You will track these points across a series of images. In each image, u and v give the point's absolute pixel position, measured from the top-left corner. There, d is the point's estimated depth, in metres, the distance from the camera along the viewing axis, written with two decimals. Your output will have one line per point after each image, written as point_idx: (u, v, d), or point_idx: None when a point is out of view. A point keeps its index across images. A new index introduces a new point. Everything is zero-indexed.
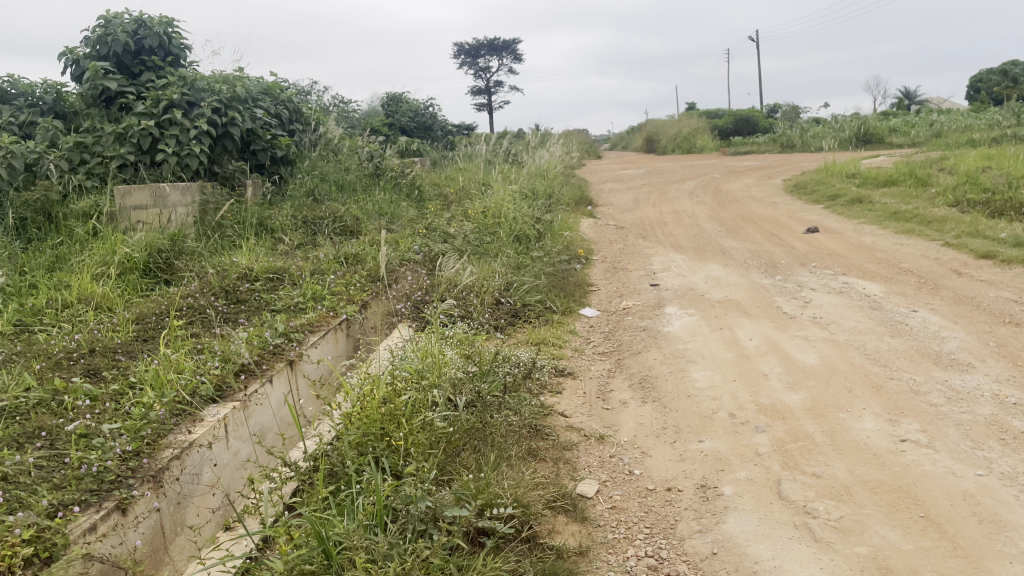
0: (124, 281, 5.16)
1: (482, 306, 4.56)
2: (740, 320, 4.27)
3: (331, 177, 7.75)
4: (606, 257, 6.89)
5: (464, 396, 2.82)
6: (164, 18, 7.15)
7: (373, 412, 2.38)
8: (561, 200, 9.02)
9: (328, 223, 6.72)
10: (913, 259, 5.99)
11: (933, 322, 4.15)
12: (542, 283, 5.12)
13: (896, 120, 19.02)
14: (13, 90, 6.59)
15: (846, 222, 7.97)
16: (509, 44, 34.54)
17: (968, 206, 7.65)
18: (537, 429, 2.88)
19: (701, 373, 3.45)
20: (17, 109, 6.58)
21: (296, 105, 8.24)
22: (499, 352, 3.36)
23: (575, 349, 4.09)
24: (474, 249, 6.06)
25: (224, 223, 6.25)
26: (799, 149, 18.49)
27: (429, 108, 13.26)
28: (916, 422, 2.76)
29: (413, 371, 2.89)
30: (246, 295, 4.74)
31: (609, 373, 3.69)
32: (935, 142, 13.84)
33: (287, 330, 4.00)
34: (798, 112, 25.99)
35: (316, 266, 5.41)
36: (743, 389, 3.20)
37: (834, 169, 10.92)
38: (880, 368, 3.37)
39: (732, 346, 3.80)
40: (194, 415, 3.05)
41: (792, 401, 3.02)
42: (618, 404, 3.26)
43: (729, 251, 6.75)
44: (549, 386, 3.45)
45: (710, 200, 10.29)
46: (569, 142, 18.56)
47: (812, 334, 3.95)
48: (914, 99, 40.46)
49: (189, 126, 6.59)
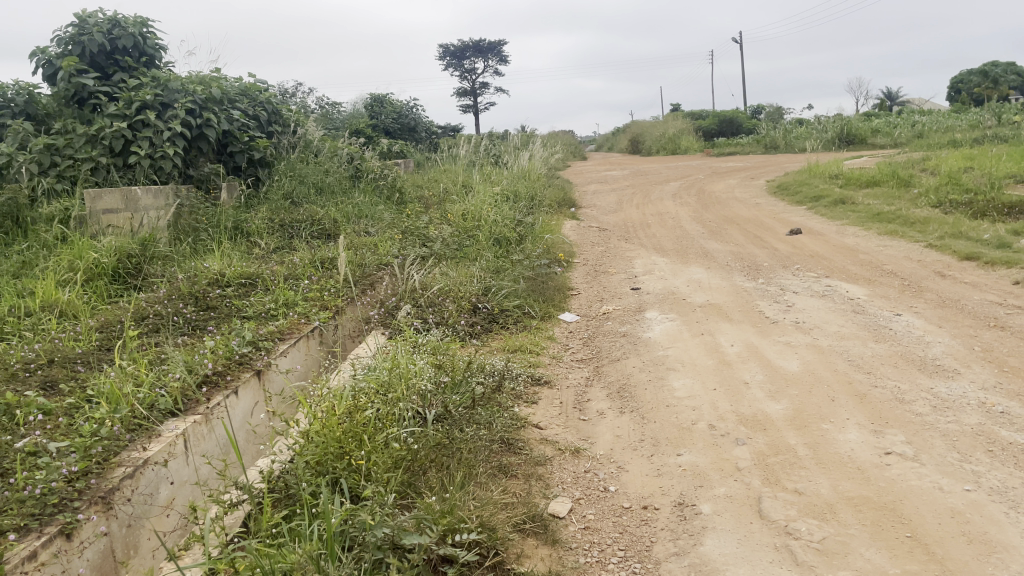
0: (91, 287, 4.99)
1: (459, 312, 4.44)
2: (721, 326, 4.17)
3: (310, 179, 7.59)
4: (588, 260, 6.78)
5: (432, 409, 2.72)
6: (138, 18, 6.98)
7: (333, 430, 2.28)
8: (544, 203, 8.91)
9: (305, 225, 6.57)
10: (897, 261, 5.92)
11: (917, 326, 4.07)
12: (521, 288, 5.00)
13: (879, 121, 19.06)
14: None
15: (829, 224, 7.91)
16: (495, 45, 34.49)
17: (951, 207, 7.61)
18: (509, 443, 2.76)
19: (680, 381, 3.35)
20: None
21: (273, 106, 8.09)
22: (473, 362, 3.24)
23: (553, 357, 3.97)
24: (453, 254, 5.94)
25: (197, 227, 6.09)
26: (783, 150, 18.49)
27: (413, 109, 13.12)
28: (901, 433, 2.66)
29: (379, 384, 2.78)
30: (216, 301, 4.59)
31: (587, 382, 3.58)
32: (918, 142, 13.84)
33: (255, 338, 3.87)
34: (782, 114, 26.08)
35: (291, 271, 5.27)
36: (723, 398, 3.10)
37: (818, 170, 10.87)
38: (864, 375, 3.28)
39: (713, 353, 3.70)
40: (151, 431, 2.92)
41: (773, 411, 2.92)
42: (595, 415, 3.15)
43: (712, 253, 6.66)
44: (524, 397, 3.34)
45: (693, 201, 10.21)
46: (554, 143, 18.45)
47: (794, 339, 3.86)
48: (895, 100, 40.73)
49: (162, 128, 6.42)
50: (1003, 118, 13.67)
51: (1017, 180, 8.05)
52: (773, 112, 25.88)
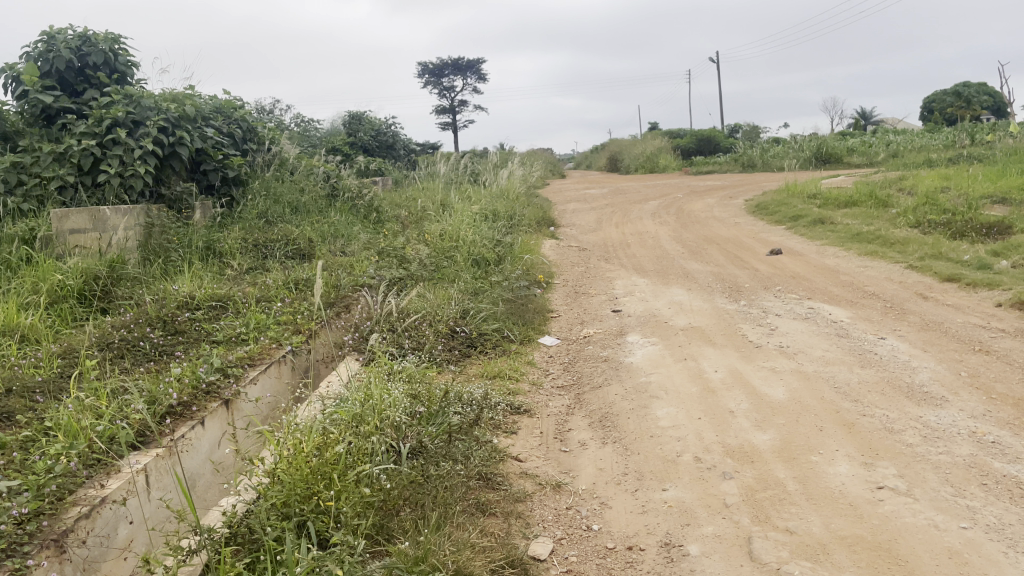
0: (55, 310, 4.82)
1: (436, 336, 4.32)
2: (704, 350, 4.09)
3: (285, 198, 7.45)
4: (568, 281, 6.70)
5: (407, 443, 2.60)
6: (109, 34, 6.84)
7: (300, 469, 2.15)
8: (523, 221, 8.83)
9: (279, 245, 6.42)
10: (878, 282, 5.89)
11: (901, 351, 4.01)
12: (500, 310, 4.89)
13: (854, 140, 19.23)
14: None
15: (809, 244, 7.88)
16: (474, 64, 34.60)
17: (929, 228, 7.61)
18: (487, 479, 2.65)
19: (664, 410, 3.24)
20: None
21: (249, 124, 7.99)
22: (450, 391, 3.12)
23: (532, 383, 3.86)
24: (430, 276, 5.82)
25: (168, 247, 5.93)
26: (760, 168, 18.58)
27: (392, 127, 13.04)
28: (892, 466, 2.58)
29: (351, 418, 2.65)
30: (185, 325, 4.44)
31: (568, 410, 3.47)
32: (893, 162, 13.95)
33: (223, 365, 3.74)
34: (758, 133, 26.32)
35: (263, 293, 5.13)
36: (708, 428, 3.00)
37: (796, 190, 10.88)
38: (851, 403, 3.20)
39: (697, 379, 3.61)
40: (111, 467, 2.77)
41: (760, 442, 2.83)
42: (577, 446, 3.04)
43: (693, 273, 6.60)
44: (503, 427, 3.22)
45: (673, 221, 10.18)
46: (532, 162, 18.46)
47: (779, 365, 3.78)
48: (869, 120, 41.30)
49: (133, 146, 6.27)
50: (976, 139, 13.82)
51: (994, 200, 8.08)
52: (749, 132, 25.88)
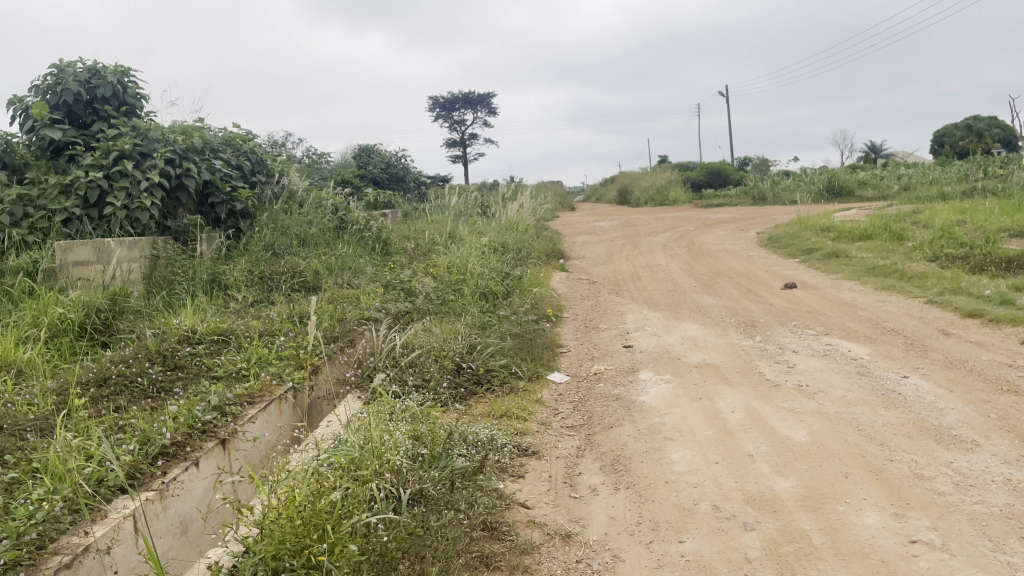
0: (54, 344, 4.73)
1: (441, 372, 4.18)
2: (720, 389, 3.93)
3: (293, 230, 7.36)
4: (577, 314, 6.57)
5: (408, 489, 2.47)
6: (118, 67, 6.83)
7: (292, 521, 2.04)
8: (532, 253, 8.73)
9: (285, 278, 6.31)
10: (896, 318, 5.73)
11: (926, 391, 3.84)
12: (507, 345, 4.75)
13: (866, 173, 19.13)
14: None
15: (824, 278, 7.73)
16: (485, 98, 34.89)
17: (946, 261, 7.45)
18: (492, 529, 2.50)
19: (679, 453, 3.09)
20: None
21: (257, 156, 8.00)
22: (454, 432, 2.98)
23: (541, 423, 3.71)
24: (437, 310, 5.71)
25: (173, 279, 5.85)
26: (771, 202, 18.47)
27: (401, 159, 13.05)
28: (925, 517, 2.42)
29: (348, 462, 2.53)
30: (185, 359, 4.33)
31: (577, 453, 3.31)
32: (906, 194, 13.86)
33: (221, 403, 3.63)
34: (769, 167, 26.31)
35: (267, 327, 5.02)
36: (726, 473, 2.85)
37: (809, 222, 10.75)
38: (876, 447, 3.04)
39: (712, 420, 3.46)
40: (97, 512, 2.64)
41: (782, 489, 2.68)
42: (588, 492, 2.88)
43: (706, 308, 6.46)
44: (510, 471, 3.07)
45: (684, 254, 10.05)
46: (542, 194, 18.46)
47: (798, 405, 3.61)
48: (879, 153, 41.34)
49: (140, 178, 6.21)
50: (989, 172, 13.70)
51: (1012, 234, 7.92)
52: (759, 167, 25.95)
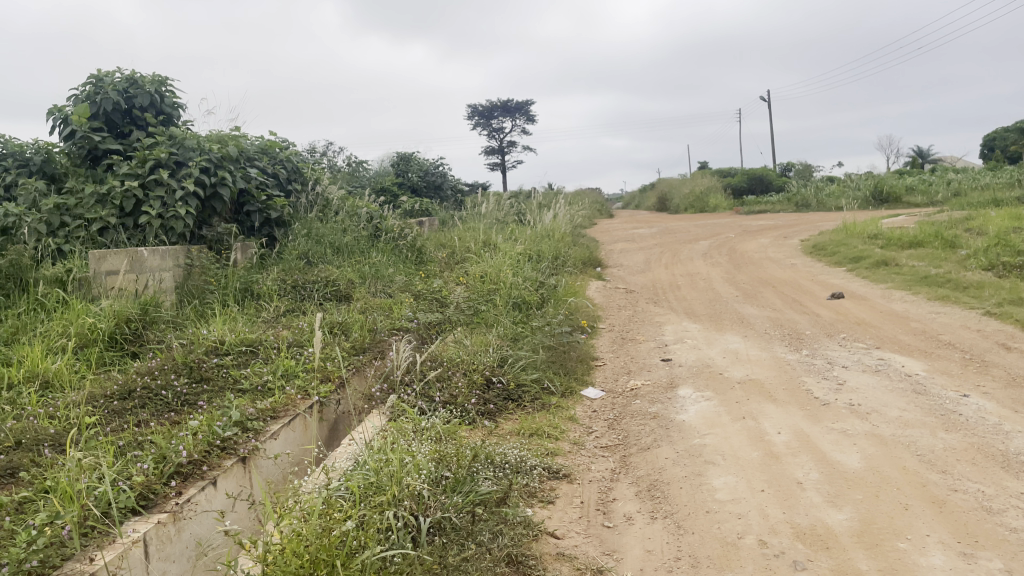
0: (84, 355, 4.66)
1: (470, 387, 4.01)
2: (764, 408, 3.69)
3: (327, 239, 7.25)
4: (614, 325, 6.36)
5: (428, 518, 2.32)
6: (156, 76, 6.82)
7: (298, 558, 1.90)
8: (569, 262, 8.54)
9: (318, 287, 6.20)
10: (953, 331, 5.42)
11: (989, 411, 3.56)
12: (540, 359, 4.56)
13: (913, 179, 18.57)
14: (3, 150, 6.37)
15: (873, 287, 7.41)
16: (523, 105, 34.80)
17: (1004, 270, 7.08)
18: (517, 563, 2.32)
19: (721, 479, 2.87)
20: (6, 170, 6.35)
21: (294, 164, 7.96)
22: (479, 455, 2.80)
23: (574, 443, 3.52)
24: (468, 320, 5.56)
25: (206, 289, 5.78)
26: (815, 208, 17.99)
27: (439, 167, 12.98)
28: (997, 558, 2.18)
29: (365, 490, 2.38)
30: (211, 371, 4.23)
31: (612, 476, 3.11)
32: (957, 201, 13.36)
33: (243, 418, 3.51)
34: (811, 172, 25.77)
35: (296, 337, 4.90)
36: (774, 503, 2.63)
37: (855, 229, 10.40)
38: (938, 475, 2.80)
39: (757, 442, 3.23)
40: (104, 537, 2.52)
41: (836, 523, 2.45)
42: (622, 521, 2.68)
43: (748, 319, 6.21)
44: (539, 496, 2.88)
45: (726, 261, 9.77)
46: (580, 201, 18.26)
47: (850, 427, 3.37)
48: (926, 157, 40.34)
49: (175, 187, 6.16)
50: None
51: None
52: (801, 172, 25.45)
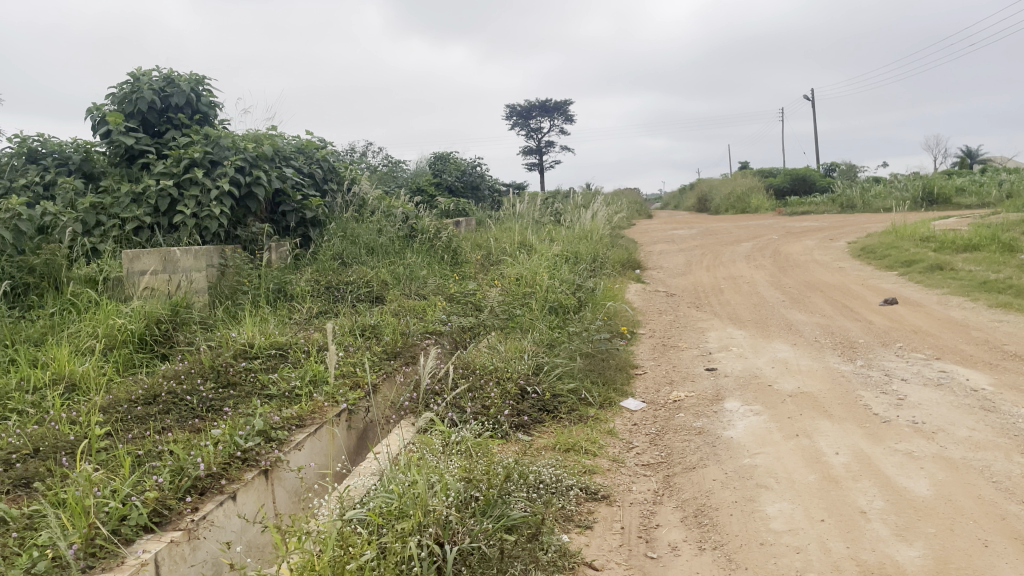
0: (113, 356, 4.56)
1: (503, 396, 3.81)
2: (820, 425, 3.43)
3: (362, 239, 7.11)
4: (655, 330, 6.12)
5: (456, 546, 2.12)
6: (192, 76, 6.73)
7: None
8: (607, 264, 8.30)
9: (352, 288, 6.05)
10: (1019, 340, 5.07)
11: None
12: (577, 367, 4.35)
13: (963, 179, 17.94)
14: (42, 149, 6.35)
15: (928, 293, 7.05)
16: (562, 104, 34.53)
17: None
18: None
19: (776, 506, 2.63)
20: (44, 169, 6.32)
21: (330, 163, 7.84)
22: (512, 475, 2.60)
23: (613, 459, 3.31)
24: (501, 325, 5.40)
25: (238, 290, 5.67)
26: (861, 209, 17.47)
27: (477, 167, 12.80)
28: None
29: (388, 516, 2.20)
30: (238, 376, 4.09)
31: (655, 499, 2.89)
32: (1014, 201, 12.80)
33: (267, 427, 3.36)
34: (855, 172, 25.17)
35: (326, 339, 4.74)
36: (836, 535, 2.39)
37: (906, 231, 9.99)
38: (1019, 506, 2.52)
39: (814, 463, 2.98)
40: (114, 558, 2.37)
41: (907, 561, 2.21)
42: (668, 551, 2.46)
43: (796, 325, 5.92)
44: (576, 520, 2.68)
45: (770, 264, 9.44)
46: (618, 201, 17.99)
47: (915, 448, 3.10)
48: (974, 157, 39.22)
49: (210, 186, 6.06)
50: None
51: None
52: (845, 173, 24.87)
